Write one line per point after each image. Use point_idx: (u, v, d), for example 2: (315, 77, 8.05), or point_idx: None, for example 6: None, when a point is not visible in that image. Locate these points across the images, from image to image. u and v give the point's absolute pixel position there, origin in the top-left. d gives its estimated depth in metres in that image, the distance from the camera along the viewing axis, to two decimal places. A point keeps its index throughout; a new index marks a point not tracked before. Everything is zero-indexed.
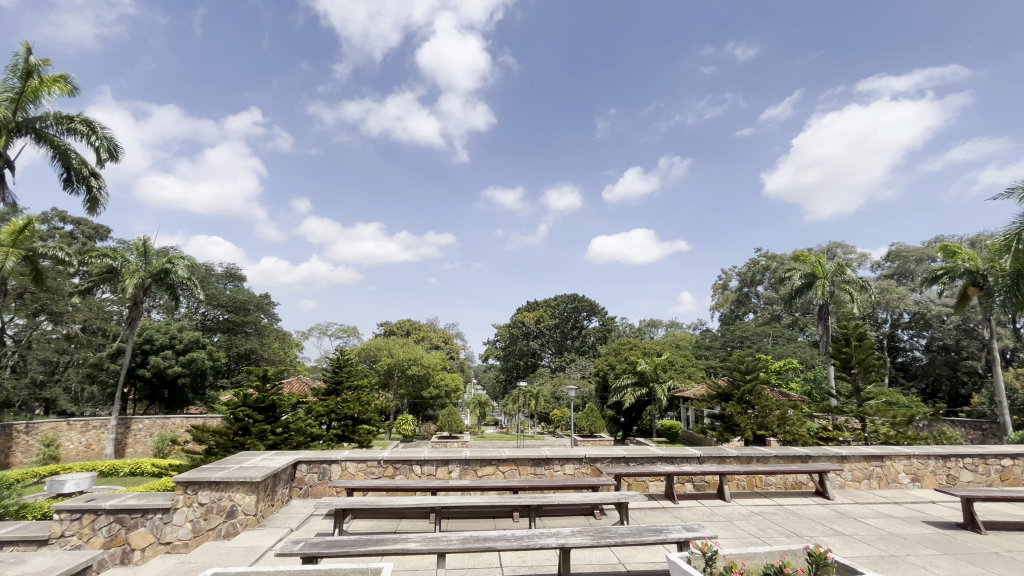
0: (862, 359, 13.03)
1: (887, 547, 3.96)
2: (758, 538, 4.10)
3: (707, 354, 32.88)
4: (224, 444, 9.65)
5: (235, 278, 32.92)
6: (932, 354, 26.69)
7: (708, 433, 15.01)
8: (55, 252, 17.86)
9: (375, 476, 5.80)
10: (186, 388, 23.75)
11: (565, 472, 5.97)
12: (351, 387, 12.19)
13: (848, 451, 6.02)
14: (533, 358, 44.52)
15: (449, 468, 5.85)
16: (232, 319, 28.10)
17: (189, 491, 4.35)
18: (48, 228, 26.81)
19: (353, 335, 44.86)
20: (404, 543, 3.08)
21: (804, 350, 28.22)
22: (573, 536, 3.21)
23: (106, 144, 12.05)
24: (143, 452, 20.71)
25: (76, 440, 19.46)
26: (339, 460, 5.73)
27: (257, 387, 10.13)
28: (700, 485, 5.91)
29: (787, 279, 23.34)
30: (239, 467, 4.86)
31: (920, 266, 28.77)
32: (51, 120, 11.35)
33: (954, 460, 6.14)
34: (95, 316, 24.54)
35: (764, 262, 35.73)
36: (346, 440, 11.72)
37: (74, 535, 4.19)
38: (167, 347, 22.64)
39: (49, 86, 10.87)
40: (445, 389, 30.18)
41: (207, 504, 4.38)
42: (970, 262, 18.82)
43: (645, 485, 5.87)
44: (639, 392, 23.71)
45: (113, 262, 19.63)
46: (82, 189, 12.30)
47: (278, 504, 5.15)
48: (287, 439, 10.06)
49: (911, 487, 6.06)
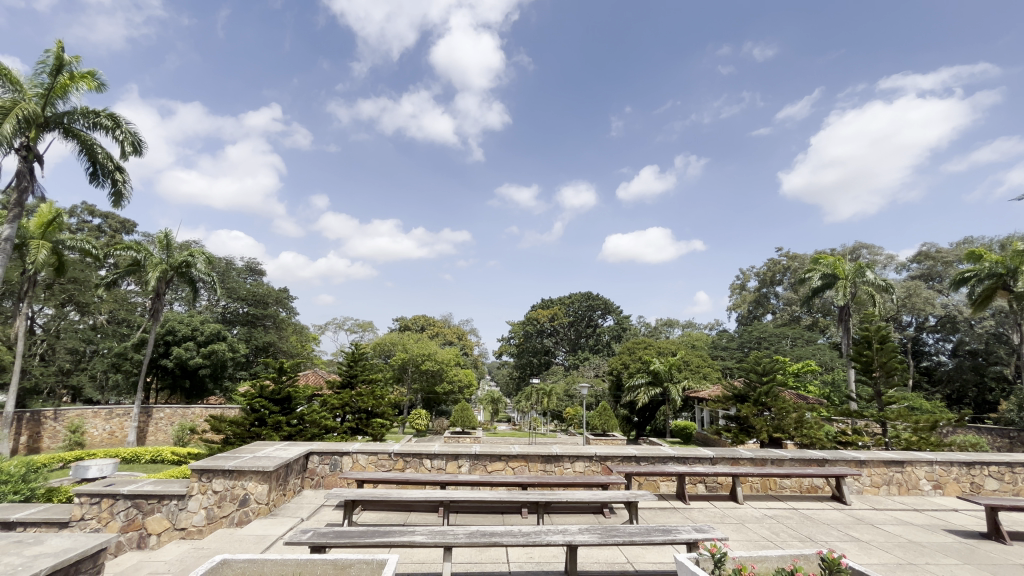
0: (885, 363, 12.70)
1: (906, 554, 3.85)
2: (770, 542, 4.03)
3: (723, 354, 32.49)
4: (241, 434, 9.93)
5: (256, 272, 33.59)
6: (959, 359, 26.03)
7: (723, 433, 14.87)
8: (81, 244, 18.44)
9: (385, 468, 5.82)
10: (207, 379, 24.15)
11: (574, 470, 5.93)
12: (365, 381, 12.30)
13: (867, 455, 5.85)
14: (546, 356, 44.48)
15: (459, 463, 5.84)
16: (252, 312, 28.77)
17: (204, 478, 4.43)
18: (77, 222, 27.72)
19: (368, 329, 45.31)
20: (409, 535, 3.09)
21: (823, 352, 27.52)
22: (581, 533, 3.18)
23: (130, 138, 12.24)
24: (164, 440, 21.23)
25: (100, 427, 20.01)
26: (351, 452, 5.78)
27: (274, 379, 10.31)
28: (712, 486, 5.80)
29: (806, 279, 22.88)
30: (252, 456, 4.92)
31: (949, 269, 28.00)
32: (79, 115, 11.62)
33: (978, 468, 5.93)
34: (119, 307, 25.31)
35: (785, 262, 35.12)
36: (360, 433, 11.92)
37: (93, 519, 4.30)
38: (189, 339, 23.23)
39: (77, 82, 11.07)
40: (459, 385, 30.28)
41: (221, 491, 4.45)
42: (997, 265, 18.35)
43: (656, 484, 5.79)
44: (652, 392, 23.59)
45: (137, 255, 20.15)
46: (107, 182, 12.57)
47: (290, 495, 5.17)
48: (302, 431, 10.25)
49: (932, 494, 5.87)
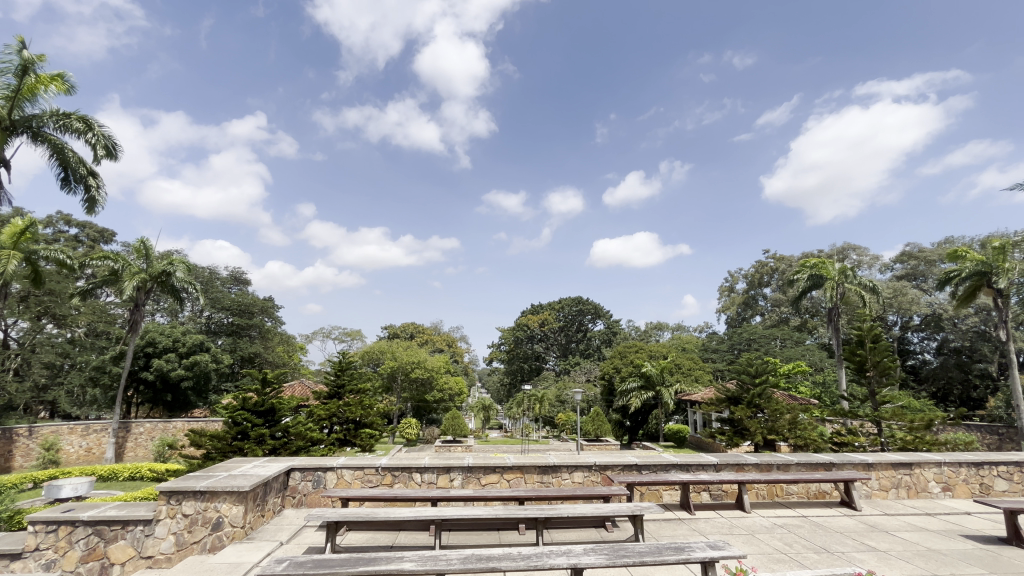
0: (878, 362, 12.63)
1: (928, 565, 3.63)
2: (786, 554, 3.77)
3: (714, 356, 32.49)
4: (222, 449, 9.50)
5: (241, 282, 32.87)
6: (944, 357, 26.30)
7: (717, 436, 14.68)
8: (56, 254, 17.80)
9: (372, 484, 5.46)
10: (189, 391, 23.50)
11: (573, 481, 5.63)
12: (353, 391, 11.91)
13: (874, 458, 5.66)
14: (537, 362, 44.17)
15: (451, 476, 5.52)
16: (237, 321, 28.04)
17: (173, 501, 4.06)
18: (53, 232, 26.98)
19: (356, 338, 44.65)
20: (398, 562, 2.78)
21: (813, 353, 27.63)
22: (587, 555, 2.89)
23: (103, 141, 11.76)
24: (144, 456, 20.51)
25: (76, 443, 19.27)
26: (334, 467, 5.42)
27: (257, 391, 9.94)
28: (717, 494, 5.53)
29: (794, 281, 23.00)
30: (227, 474, 4.54)
31: (931, 269, 28.38)
32: (48, 118, 11.17)
33: (987, 468, 5.76)
34: (98, 319, 24.61)
35: (773, 263, 35.40)
36: (347, 445, 11.53)
37: (50, 549, 3.94)
38: (170, 350, 22.56)
39: (46, 84, 10.60)
40: (449, 392, 29.82)
41: (191, 515, 4.07)
42: (980, 263, 18.48)
43: (658, 494, 5.51)
44: (645, 395, 23.42)
45: (114, 264, 19.59)
46: (79, 188, 12.07)
47: (269, 516, 4.79)
48: (287, 444, 9.86)
49: (942, 497, 5.67)
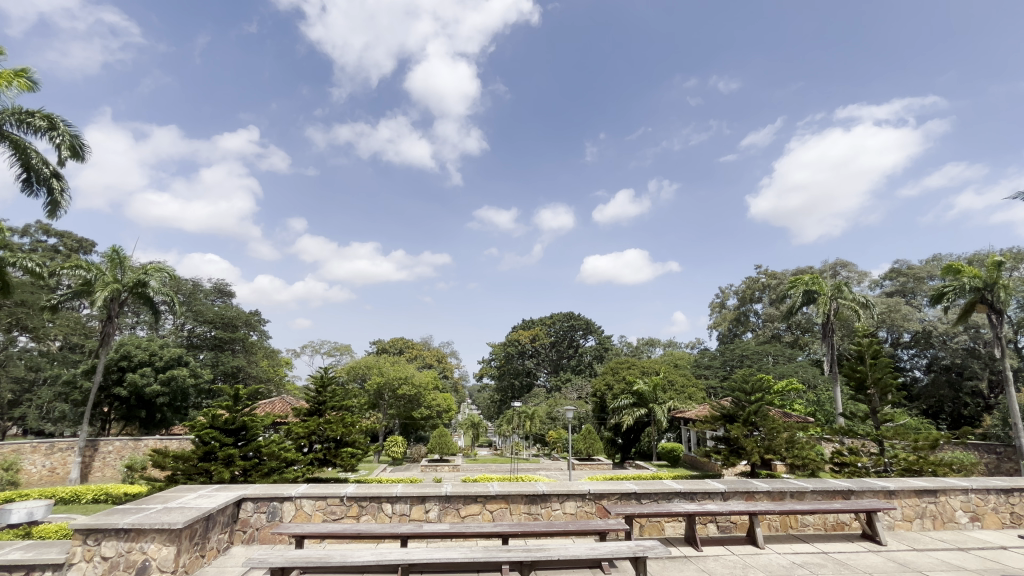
0: (878, 380, 12.19)
1: None
2: None
3: (707, 373, 32.01)
4: (187, 471, 8.73)
5: (225, 294, 31.96)
6: (934, 374, 26.16)
7: (712, 456, 14.04)
8: (25, 263, 16.96)
9: (336, 516, 4.83)
10: (165, 408, 22.46)
11: (564, 511, 5.04)
12: (334, 407, 11.21)
13: (896, 485, 5.15)
14: (528, 378, 43.43)
15: (426, 507, 4.90)
16: (221, 335, 27.16)
17: (90, 542, 3.43)
18: (30, 242, 26.13)
19: (345, 353, 43.65)
20: None
21: (806, 370, 27.23)
22: None
23: (68, 141, 11.16)
24: (112, 476, 19.49)
25: (39, 463, 18.20)
26: (292, 497, 4.78)
27: (227, 408, 9.21)
28: (726, 526, 4.99)
29: (788, 296, 22.50)
30: (161, 508, 3.90)
31: (921, 285, 28.41)
32: (8, 116, 10.56)
33: (1017, 496, 5.28)
34: (74, 332, 23.63)
35: (764, 280, 35.32)
36: (327, 465, 10.75)
37: None
38: (146, 365, 21.60)
39: (9, 81, 10.01)
40: (437, 409, 28.95)
41: (112, 558, 3.44)
42: (975, 279, 18.13)
43: (659, 526, 4.94)
44: (637, 413, 22.83)
45: (87, 274, 18.81)
46: (42, 190, 11.43)
47: (211, 555, 4.15)
48: (258, 465, 9.14)
49: (970, 527, 5.15)
